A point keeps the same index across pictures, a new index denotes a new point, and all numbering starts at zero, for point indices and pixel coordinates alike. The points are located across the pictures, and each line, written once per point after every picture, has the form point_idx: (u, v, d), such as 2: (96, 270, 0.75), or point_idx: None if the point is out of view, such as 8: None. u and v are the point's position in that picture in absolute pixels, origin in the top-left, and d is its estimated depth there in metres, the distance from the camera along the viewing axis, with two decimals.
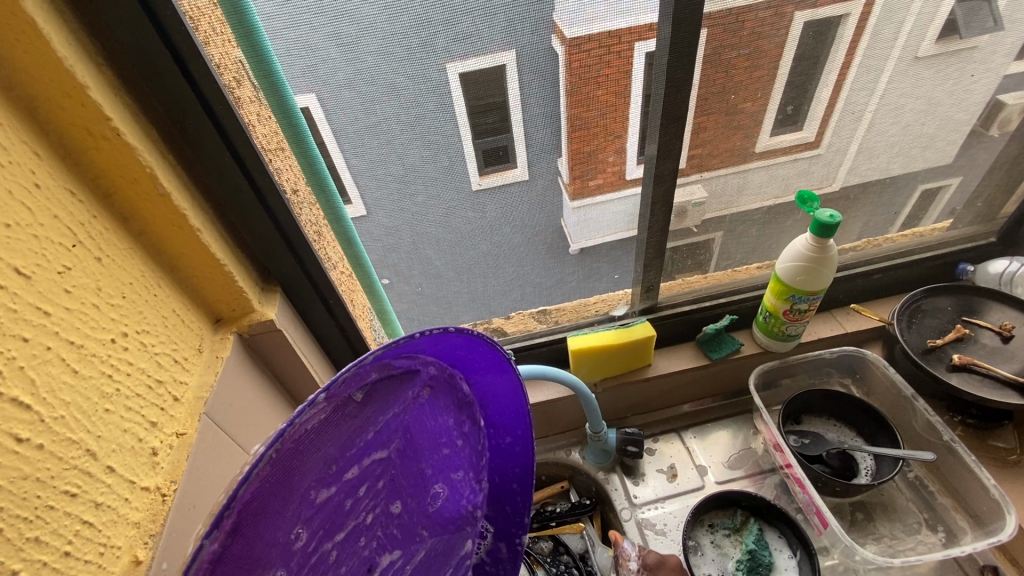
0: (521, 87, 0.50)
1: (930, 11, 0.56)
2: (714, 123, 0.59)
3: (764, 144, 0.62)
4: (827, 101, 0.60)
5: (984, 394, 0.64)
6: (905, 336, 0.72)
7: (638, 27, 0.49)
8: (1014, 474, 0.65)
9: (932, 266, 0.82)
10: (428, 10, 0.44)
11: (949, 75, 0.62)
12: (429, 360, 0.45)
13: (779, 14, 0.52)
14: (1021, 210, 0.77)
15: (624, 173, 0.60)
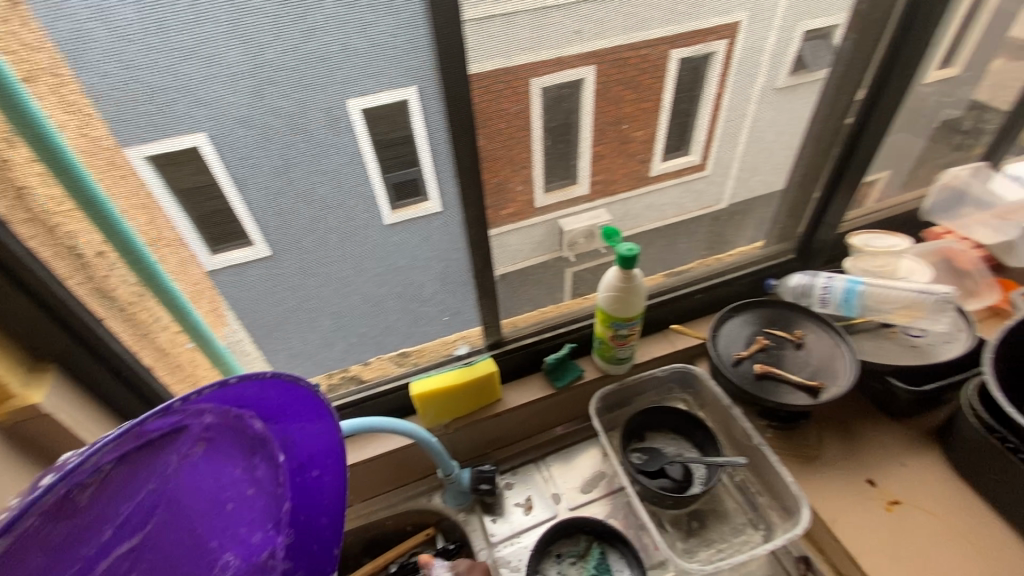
0: (426, 119, 0.53)
1: (782, 53, 0.67)
2: (612, 151, 0.67)
3: (658, 168, 0.72)
4: (707, 127, 0.71)
5: (782, 399, 0.71)
6: (718, 351, 0.79)
7: (534, 64, 0.54)
8: (815, 468, 0.73)
9: (744, 284, 0.91)
10: (156, 80, 0.44)
11: (801, 102, 0.75)
12: (201, 411, 0.38)
13: (661, 50, 0.60)
14: (809, 231, 0.90)
15: (532, 202, 0.67)
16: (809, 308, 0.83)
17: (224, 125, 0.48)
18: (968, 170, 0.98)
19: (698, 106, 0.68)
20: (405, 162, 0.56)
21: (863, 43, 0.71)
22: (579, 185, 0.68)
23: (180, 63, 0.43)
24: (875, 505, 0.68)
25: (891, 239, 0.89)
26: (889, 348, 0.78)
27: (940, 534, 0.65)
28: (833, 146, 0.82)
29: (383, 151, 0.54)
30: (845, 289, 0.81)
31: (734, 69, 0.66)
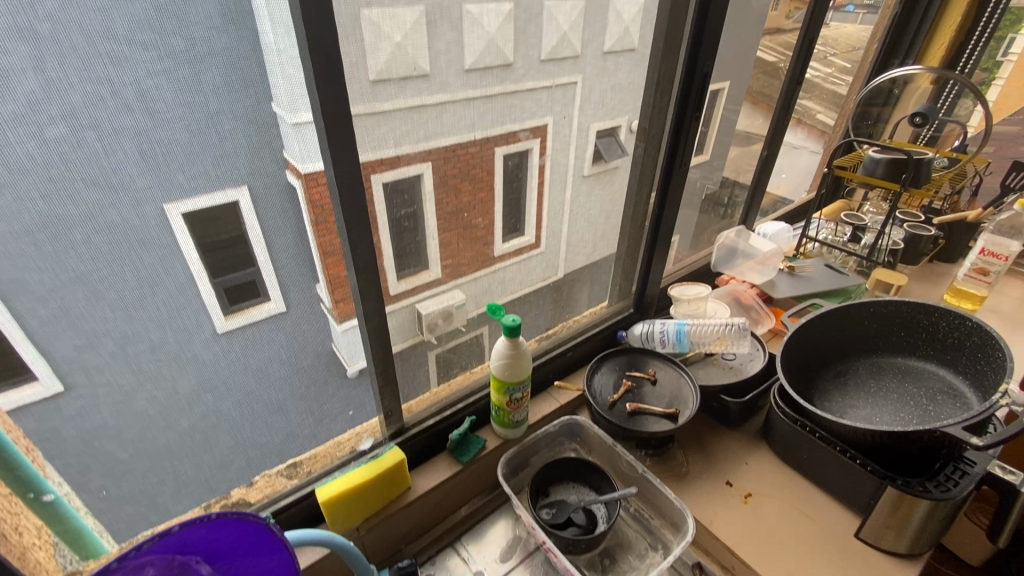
0: (259, 218, 0.61)
1: (582, 154, 0.89)
2: (457, 237, 0.79)
3: (501, 248, 0.87)
4: (535, 212, 0.89)
5: (652, 428, 0.85)
6: (596, 399, 0.91)
7: (375, 160, 0.61)
8: (685, 482, 0.86)
9: (603, 338, 1.07)
10: (58, 210, 0.52)
11: (608, 187, 0.97)
12: (140, 564, 0.37)
13: (490, 149, 0.75)
14: (641, 288, 1.12)
15: (388, 291, 0.72)
16: (654, 349, 1.02)
17: (121, 248, 0.58)
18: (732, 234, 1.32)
19: (526, 194, 0.85)
20: (225, 269, 0.65)
21: (651, 146, 0.97)
22: (431, 270, 0.78)
23: (84, 189, 0.53)
24: (736, 501, 0.83)
25: (697, 287, 1.14)
26: (718, 373, 0.99)
27: (785, 512, 0.81)
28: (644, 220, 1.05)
29: (209, 253, 0.64)
30: (676, 329, 1.02)
31: (548, 165, 0.85)
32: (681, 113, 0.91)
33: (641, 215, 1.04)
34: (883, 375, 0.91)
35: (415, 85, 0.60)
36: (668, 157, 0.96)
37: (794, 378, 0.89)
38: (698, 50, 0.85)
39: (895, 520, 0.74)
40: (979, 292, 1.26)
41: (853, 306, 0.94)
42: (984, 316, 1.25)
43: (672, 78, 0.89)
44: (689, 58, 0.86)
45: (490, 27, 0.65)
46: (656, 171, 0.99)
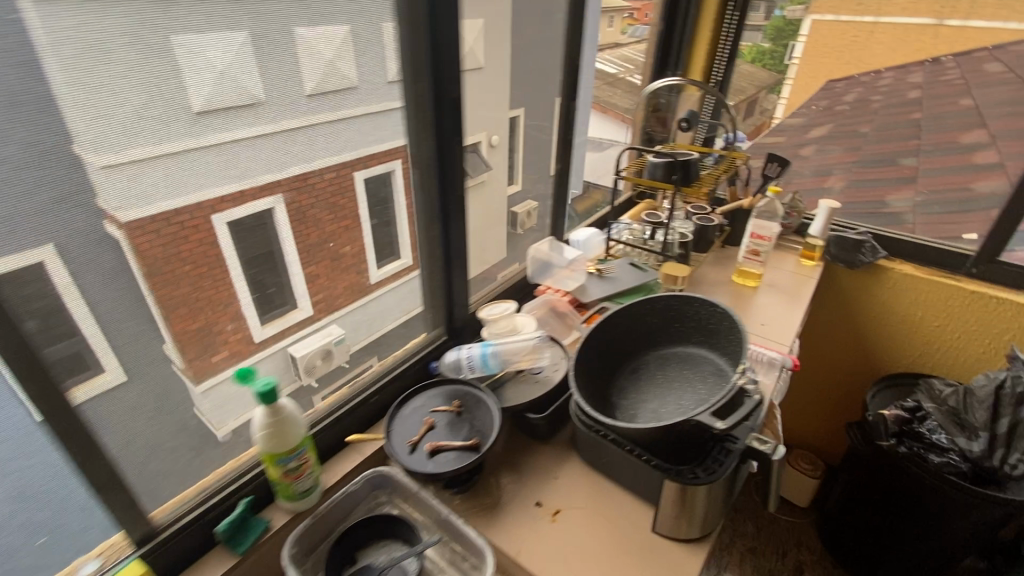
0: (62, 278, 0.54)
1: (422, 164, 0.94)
2: (328, 266, 0.87)
3: (377, 274, 0.97)
4: (409, 237, 1.00)
5: (447, 468, 0.80)
6: (394, 446, 0.84)
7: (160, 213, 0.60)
8: (496, 514, 0.83)
9: (414, 371, 1.02)
10: None
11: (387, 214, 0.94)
12: None
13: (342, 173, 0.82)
14: (449, 314, 1.09)
15: (250, 337, 0.78)
16: (461, 377, 0.98)
17: None
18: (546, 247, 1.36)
19: (396, 212, 0.96)
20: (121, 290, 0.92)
21: (425, 172, 0.96)
22: (301, 308, 0.85)
23: None
24: (545, 523, 0.81)
25: (505, 304, 1.13)
26: (526, 389, 0.97)
27: (592, 523, 0.82)
28: (434, 244, 1.03)
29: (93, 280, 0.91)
30: (480, 354, 1.00)
31: (414, 182, 0.96)
32: (442, 136, 0.92)
33: (433, 239, 1.02)
34: (668, 364, 0.96)
35: (236, 116, 0.65)
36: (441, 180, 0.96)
37: (589, 386, 0.91)
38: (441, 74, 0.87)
39: (678, 508, 0.77)
40: (757, 270, 1.42)
41: (634, 305, 0.99)
42: (765, 291, 1.40)
43: (425, 105, 0.89)
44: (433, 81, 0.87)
45: (326, 54, 0.72)
46: (433, 196, 0.98)
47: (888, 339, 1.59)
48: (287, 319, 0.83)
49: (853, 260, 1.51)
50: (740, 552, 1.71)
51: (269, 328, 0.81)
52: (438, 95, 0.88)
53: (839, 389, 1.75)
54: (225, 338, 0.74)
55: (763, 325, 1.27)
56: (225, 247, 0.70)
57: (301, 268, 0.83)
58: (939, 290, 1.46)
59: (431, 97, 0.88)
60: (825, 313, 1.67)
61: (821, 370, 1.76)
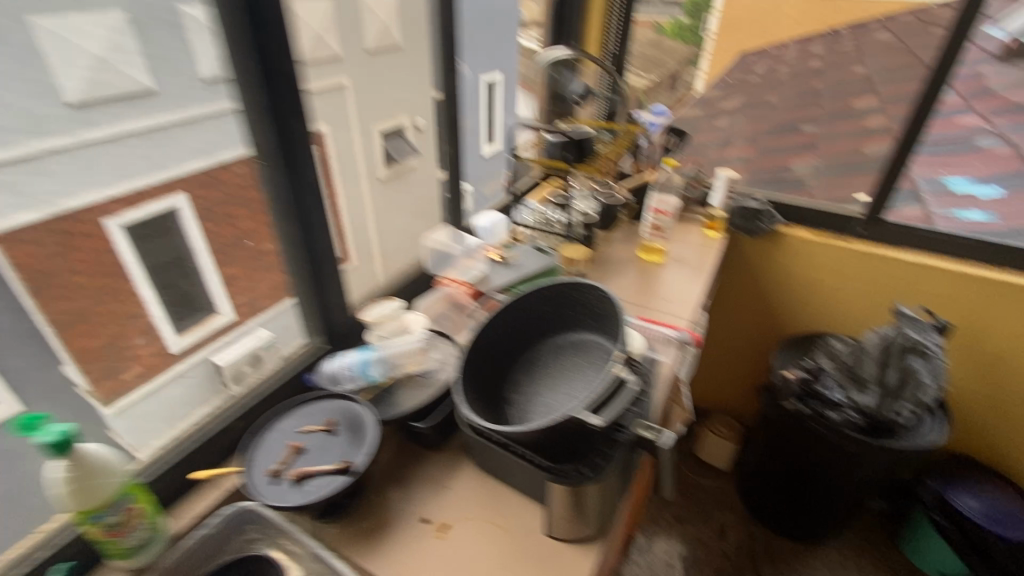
0: None
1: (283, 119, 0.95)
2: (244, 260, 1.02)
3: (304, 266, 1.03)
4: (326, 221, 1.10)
5: (311, 497, 0.71)
6: (255, 478, 0.74)
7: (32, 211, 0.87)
8: (377, 544, 0.75)
9: (284, 388, 0.90)
10: None
11: None
12: None
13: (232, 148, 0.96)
14: (324, 321, 0.97)
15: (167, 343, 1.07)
16: (336, 391, 0.88)
17: None
18: (441, 234, 1.27)
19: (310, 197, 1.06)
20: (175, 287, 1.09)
21: (269, 165, 0.82)
22: (222, 313, 1.06)
23: None
24: (431, 540, 0.75)
25: (391, 303, 1.01)
26: (414, 395, 0.89)
27: (482, 534, 0.76)
28: (294, 248, 0.89)
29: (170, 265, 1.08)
30: (360, 361, 0.90)
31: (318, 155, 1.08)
32: (276, 122, 0.78)
33: (292, 241, 0.88)
34: (562, 354, 0.92)
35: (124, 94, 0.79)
36: (286, 173, 0.82)
37: (478, 389, 0.84)
38: (266, 47, 0.74)
39: (569, 510, 0.73)
40: (661, 246, 1.41)
41: (523, 295, 0.92)
42: (670, 265, 1.39)
43: (251, 84, 0.75)
44: (262, 58, 0.74)
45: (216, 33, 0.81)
46: (281, 191, 0.84)
47: (790, 302, 1.63)
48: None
49: (754, 228, 1.54)
50: (668, 521, 1.74)
51: (185, 335, 0.94)
52: (266, 72, 0.74)
53: (751, 354, 1.80)
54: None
55: (667, 301, 1.26)
56: (124, 245, 1.04)
57: (210, 261, 0.96)
58: (832, 252, 1.51)
59: (255, 73, 0.74)
60: (733, 281, 1.69)
61: (734, 337, 1.80)
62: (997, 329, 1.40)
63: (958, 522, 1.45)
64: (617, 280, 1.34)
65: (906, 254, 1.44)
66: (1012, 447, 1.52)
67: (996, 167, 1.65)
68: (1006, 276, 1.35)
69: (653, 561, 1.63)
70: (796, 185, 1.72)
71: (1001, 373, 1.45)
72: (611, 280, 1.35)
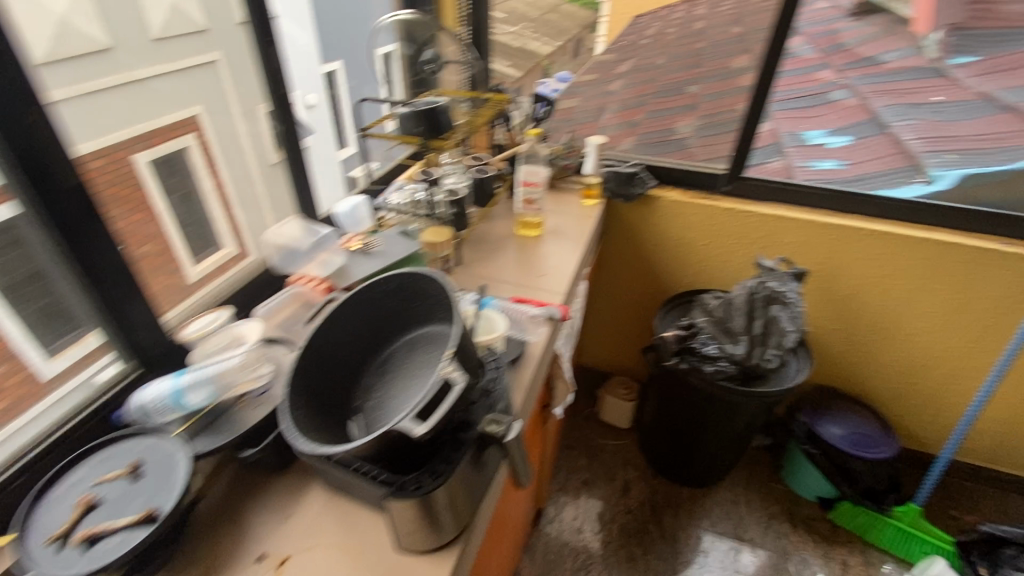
0: None
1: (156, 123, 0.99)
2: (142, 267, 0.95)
3: (195, 271, 1.05)
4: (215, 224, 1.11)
5: (105, 558, 0.60)
6: (32, 549, 0.62)
7: None
8: None
9: (83, 429, 0.77)
10: None
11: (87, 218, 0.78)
12: None
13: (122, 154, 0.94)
14: (133, 344, 0.83)
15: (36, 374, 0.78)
16: (147, 426, 0.76)
17: None
18: (289, 227, 1.12)
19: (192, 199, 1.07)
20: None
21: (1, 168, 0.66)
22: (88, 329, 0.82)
23: None
24: None
25: (217, 312, 0.90)
26: (242, 419, 0.78)
27: (327, 560, 0.69)
28: (66, 263, 0.74)
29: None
30: (171, 391, 0.78)
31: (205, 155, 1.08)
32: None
33: (56, 255, 0.73)
34: (414, 350, 0.84)
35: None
36: (28, 177, 0.66)
37: (314, 397, 0.76)
38: None
39: (417, 523, 0.67)
40: (536, 219, 1.37)
41: (364, 288, 0.84)
42: (547, 238, 1.36)
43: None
44: None
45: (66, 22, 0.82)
46: (25, 197, 0.68)
47: (670, 263, 1.67)
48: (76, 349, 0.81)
49: (627, 193, 1.53)
50: (575, 486, 1.77)
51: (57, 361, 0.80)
52: None
53: (640, 316, 1.84)
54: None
55: (542, 276, 1.22)
56: None
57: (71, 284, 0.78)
58: (701, 211, 1.55)
59: None
60: (617, 246, 1.70)
61: (624, 302, 1.83)
62: (845, 271, 1.52)
63: (825, 449, 1.58)
64: (493, 259, 1.29)
65: (766, 207, 1.51)
66: (869, 374, 1.68)
67: (845, 117, 1.71)
68: (848, 220, 1.46)
69: (562, 528, 1.65)
70: (671, 147, 1.74)
71: (851, 310, 1.58)
72: (487, 259, 1.29)
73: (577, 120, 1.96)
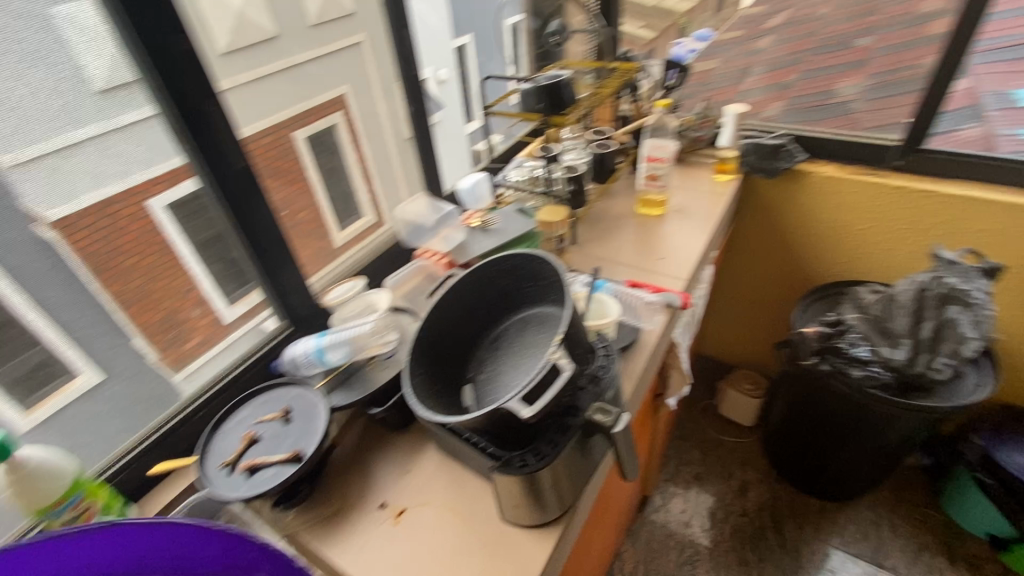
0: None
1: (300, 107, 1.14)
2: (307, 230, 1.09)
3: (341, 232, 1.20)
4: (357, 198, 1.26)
5: (263, 487, 0.71)
6: (210, 469, 0.76)
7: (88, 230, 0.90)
8: (332, 527, 0.75)
9: (250, 375, 0.91)
10: None
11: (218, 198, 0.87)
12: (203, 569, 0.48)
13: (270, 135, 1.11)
14: (285, 304, 0.96)
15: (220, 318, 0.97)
16: (291, 380, 0.88)
17: None
18: (416, 204, 1.19)
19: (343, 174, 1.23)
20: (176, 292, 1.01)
21: (190, 155, 0.78)
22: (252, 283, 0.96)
23: None
24: (384, 526, 0.74)
25: (353, 283, 1.01)
26: (371, 379, 0.87)
27: (437, 518, 0.74)
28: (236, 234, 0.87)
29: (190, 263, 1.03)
30: (314, 349, 0.88)
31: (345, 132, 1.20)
32: (184, 113, 0.73)
33: (231, 226, 0.86)
34: (526, 329, 0.85)
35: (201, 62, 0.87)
36: (210, 166, 0.78)
37: (429, 366, 0.81)
38: (157, 30, 0.67)
39: (520, 498, 0.69)
40: (660, 196, 1.28)
41: (481, 266, 0.87)
42: (671, 217, 1.27)
43: (150, 73, 0.69)
44: (151, 40, 0.67)
45: None
46: (208, 176, 0.80)
47: (816, 248, 1.48)
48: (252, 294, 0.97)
49: (769, 168, 1.37)
50: (686, 479, 1.69)
51: (237, 307, 0.98)
52: (156, 54, 0.68)
53: (774, 306, 1.67)
54: (192, 323, 0.96)
55: (663, 259, 1.15)
56: (173, 230, 0.88)
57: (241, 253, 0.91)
58: (860, 190, 1.33)
59: (146, 56, 0.68)
60: (752, 226, 1.54)
61: (756, 289, 1.67)
62: None
63: (1005, 480, 1.31)
64: (610, 239, 1.24)
65: (949, 186, 1.25)
66: None
67: None
68: None
69: (669, 520, 1.59)
70: (831, 112, 1.50)
71: None
72: (605, 239, 1.25)
73: (715, 85, 1.77)
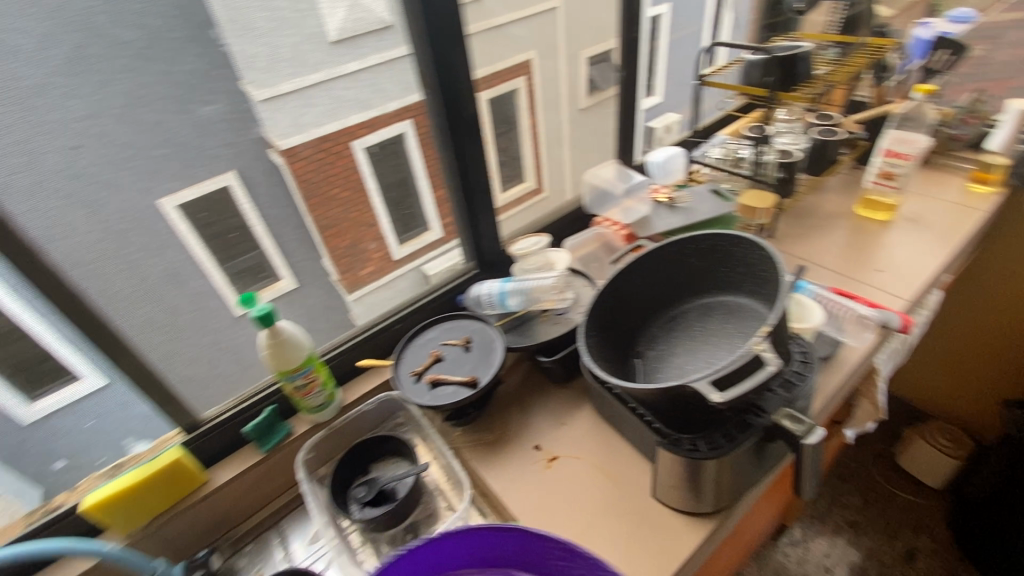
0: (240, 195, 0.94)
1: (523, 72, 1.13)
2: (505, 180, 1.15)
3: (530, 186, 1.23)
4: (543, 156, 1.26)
5: (442, 401, 0.80)
6: (401, 374, 0.87)
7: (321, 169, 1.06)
8: (490, 453, 0.82)
9: (437, 303, 1.01)
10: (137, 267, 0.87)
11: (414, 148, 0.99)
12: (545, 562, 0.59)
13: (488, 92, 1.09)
14: (476, 245, 1.04)
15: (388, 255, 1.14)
16: (472, 314, 0.95)
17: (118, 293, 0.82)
18: (606, 171, 1.19)
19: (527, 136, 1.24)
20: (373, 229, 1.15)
21: (431, 96, 0.87)
22: (430, 231, 1.11)
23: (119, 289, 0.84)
24: (537, 467, 0.79)
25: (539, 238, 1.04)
26: (542, 330, 0.91)
27: (587, 474, 0.77)
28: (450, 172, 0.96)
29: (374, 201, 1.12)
30: (498, 291, 0.94)
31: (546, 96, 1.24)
32: (436, 56, 0.81)
33: (449, 166, 0.95)
34: (708, 316, 0.81)
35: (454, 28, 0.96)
36: (443, 107, 0.86)
37: (603, 331, 0.82)
38: None
39: (678, 481, 0.67)
40: (890, 199, 1.10)
41: (675, 242, 0.84)
42: (901, 224, 1.09)
43: (415, 18, 0.78)
44: None
45: None
46: (441, 117, 0.88)
47: None
48: (422, 238, 1.12)
49: None
50: (837, 523, 1.49)
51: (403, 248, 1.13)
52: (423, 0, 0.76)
53: (1010, 355, 1.35)
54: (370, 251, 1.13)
55: (882, 272, 0.99)
56: (364, 167, 1.00)
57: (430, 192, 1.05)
58: None
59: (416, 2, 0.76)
60: (1006, 253, 1.25)
61: (990, 330, 1.36)
62: None
63: None
64: (816, 238, 1.11)
65: None
66: None
67: None
68: None
69: (806, 559, 1.43)
70: None
71: None
72: (809, 237, 1.11)
73: None
